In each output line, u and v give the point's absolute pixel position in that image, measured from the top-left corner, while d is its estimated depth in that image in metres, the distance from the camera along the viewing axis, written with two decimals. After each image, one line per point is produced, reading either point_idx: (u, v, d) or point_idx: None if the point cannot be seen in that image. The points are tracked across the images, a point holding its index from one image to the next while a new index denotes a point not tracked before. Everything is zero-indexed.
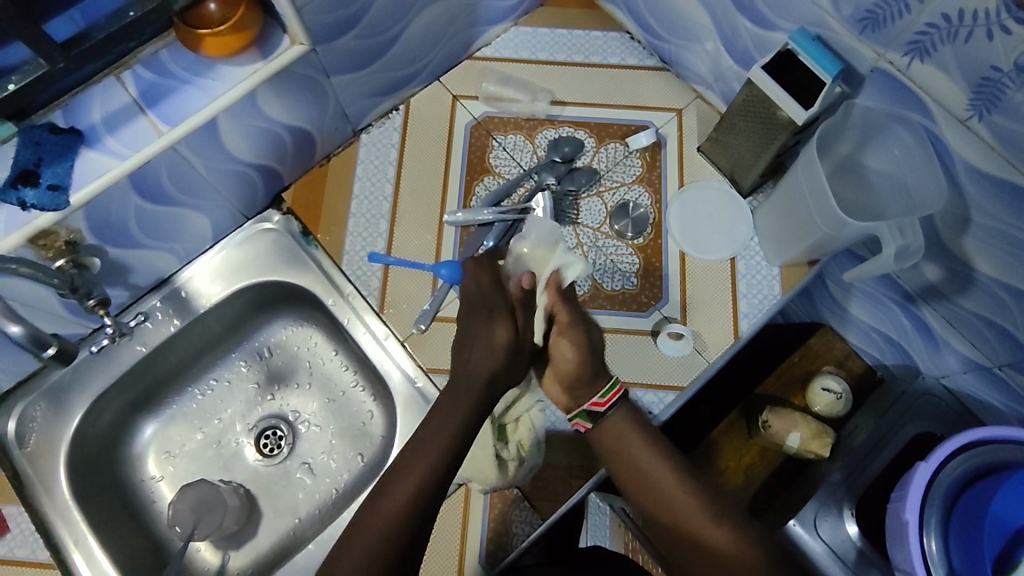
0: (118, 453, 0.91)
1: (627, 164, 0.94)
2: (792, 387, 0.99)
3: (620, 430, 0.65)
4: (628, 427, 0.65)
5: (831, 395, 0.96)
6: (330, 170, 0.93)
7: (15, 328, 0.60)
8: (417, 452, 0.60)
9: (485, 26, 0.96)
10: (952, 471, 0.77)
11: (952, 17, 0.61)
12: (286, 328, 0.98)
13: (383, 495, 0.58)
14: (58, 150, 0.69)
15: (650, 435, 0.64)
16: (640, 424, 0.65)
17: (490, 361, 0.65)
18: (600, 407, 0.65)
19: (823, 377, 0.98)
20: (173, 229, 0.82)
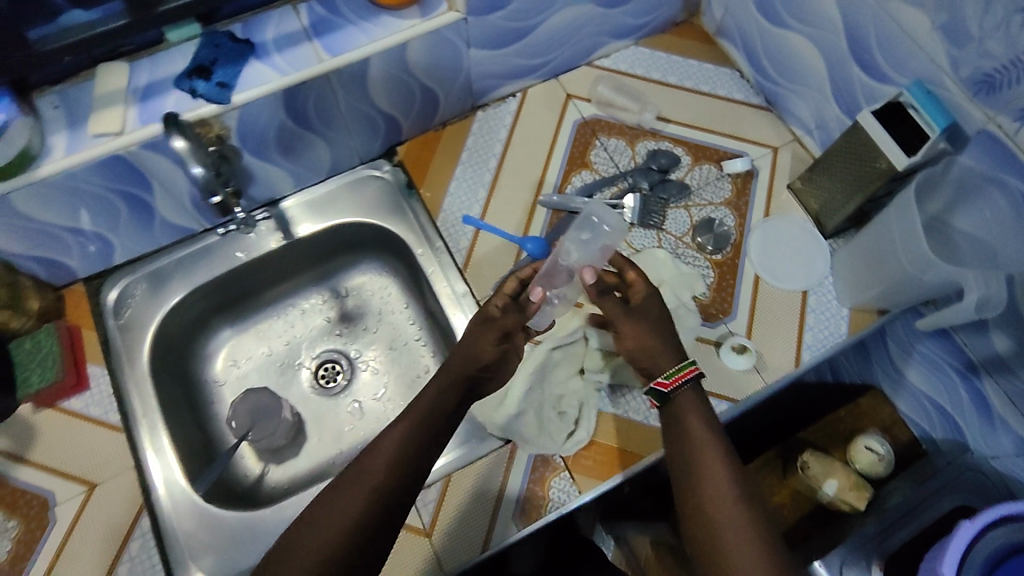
0: (193, 349, 0.96)
1: (717, 185, 0.99)
2: (834, 442, 0.98)
3: (684, 405, 0.69)
4: (694, 408, 0.69)
5: (872, 455, 0.95)
6: (443, 136, 1.01)
7: (198, 171, 0.66)
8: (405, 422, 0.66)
9: (611, 38, 1.04)
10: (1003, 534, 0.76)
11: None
12: (367, 273, 1.04)
13: (349, 491, 0.61)
14: (232, 56, 0.78)
15: (713, 421, 0.67)
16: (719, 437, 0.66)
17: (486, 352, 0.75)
18: (665, 386, 0.70)
19: (867, 436, 0.96)
20: (300, 154, 0.90)
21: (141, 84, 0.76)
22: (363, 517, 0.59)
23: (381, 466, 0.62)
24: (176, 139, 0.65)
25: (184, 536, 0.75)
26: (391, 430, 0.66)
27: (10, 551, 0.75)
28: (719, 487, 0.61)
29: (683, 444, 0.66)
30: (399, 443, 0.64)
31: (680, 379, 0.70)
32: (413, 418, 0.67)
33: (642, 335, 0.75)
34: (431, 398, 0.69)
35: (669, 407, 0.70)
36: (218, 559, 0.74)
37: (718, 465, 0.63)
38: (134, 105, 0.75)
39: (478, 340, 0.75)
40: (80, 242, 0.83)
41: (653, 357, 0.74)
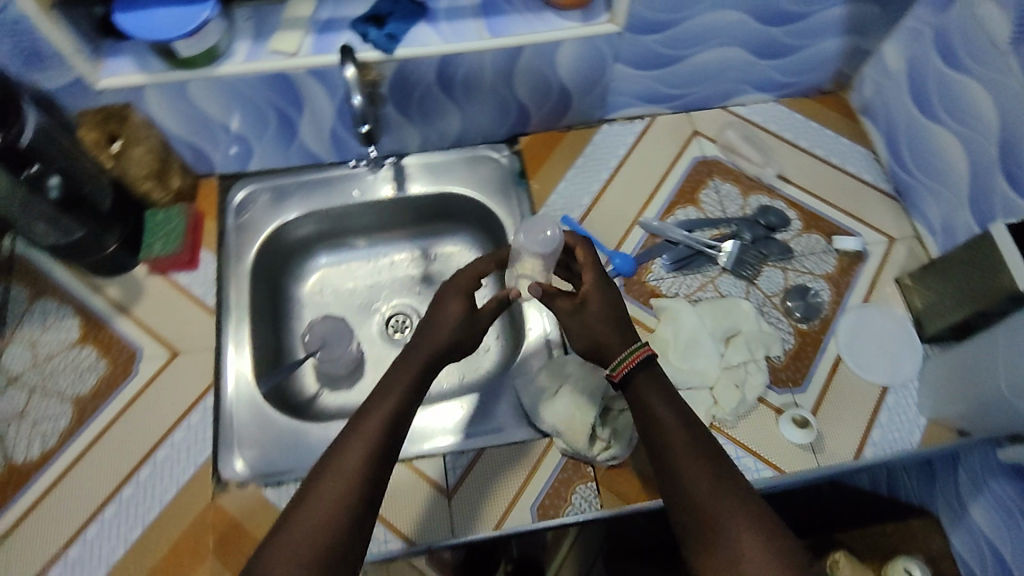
0: (289, 266, 1.03)
1: (822, 257, 0.97)
2: (873, 552, 0.93)
3: (643, 386, 0.66)
4: (652, 386, 0.66)
5: None
6: (565, 139, 1.04)
7: (358, 100, 0.77)
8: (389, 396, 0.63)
9: (752, 89, 1.05)
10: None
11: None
12: (459, 245, 1.09)
13: (320, 485, 0.57)
14: (407, 15, 0.85)
15: (673, 399, 0.65)
16: (675, 409, 0.64)
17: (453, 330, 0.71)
18: (614, 377, 0.68)
19: (907, 558, 0.88)
20: (434, 117, 0.96)
21: (322, 18, 0.84)
22: (338, 509, 0.56)
23: (353, 456, 0.59)
24: (349, 68, 0.76)
25: (241, 423, 0.81)
26: (363, 418, 0.62)
27: (92, 387, 0.82)
28: (696, 481, 0.59)
29: (653, 437, 0.64)
30: (371, 431, 0.60)
31: (634, 364, 0.67)
32: (388, 402, 0.63)
33: (586, 327, 0.72)
34: (402, 381, 0.65)
35: (627, 389, 0.67)
36: (262, 452, 0.79)
37: (690, 451, 0.61)
38: (310, 34, 0.83)
39: (450, 316, 0.72)
40: (225, 141, 0.92)
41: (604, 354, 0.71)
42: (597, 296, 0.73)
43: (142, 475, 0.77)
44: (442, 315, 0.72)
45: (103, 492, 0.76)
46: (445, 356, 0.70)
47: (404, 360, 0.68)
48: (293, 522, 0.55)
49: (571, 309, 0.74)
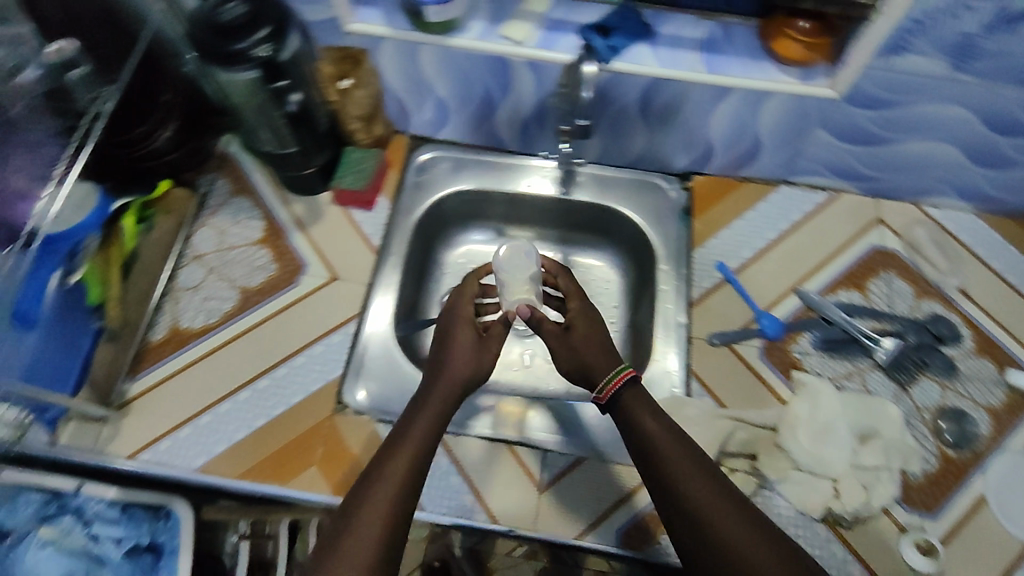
0: (443, 233, 1.08)
1: (989, 387, 0.89)
2: None
3: (632, 405, 0.73)
4: (645, 403, 0.72)
5: None
6: (742, 188, 1.02)
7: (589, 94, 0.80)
8: (412, 432, 0.68)
9: (954, 193, 0.99)
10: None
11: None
12: (603, 261, 1.09)
13: (361, 509, 0.60)
14: (631, 32, 0.86)
15: (664, 417, 0.71)
16: (653, 407, 0.72)
17: (467, 361, 0.76)
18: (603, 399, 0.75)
19: None
20: (620, 134, 0.98)
21: (552, 16, 0.86)
22: (379, 530, 0.59)
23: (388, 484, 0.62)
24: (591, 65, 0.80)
25: (375, 359, 0.88)
26: (395, 445, 0.67)
27: (259, 284, 0.92)
28: (697, 492, 0.64)
29: (647, 454, 0.68)
30: (403, 460, 0.64)
31: (618, 386, 0.74)
32: (416, 434, 0.67)
33: (576, 349, 0.81)
34: (429, 416, 0.70)
35: (619, 411, 0.74)
36: (382, 388, 0.86)
37: (678, 454, 0.67)
38: (538, 29, 0.86)
39: (466, 355, 0.77)
40: (428, 105, 0.98)
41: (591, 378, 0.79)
42: (590, 326, 0.83)
43: (277, 373, 0.86)
44: (457, 329, 0.81)
45: (243, 376, 0.86)
46: (464, 391, 0.75)
47: (431, 395, 0.72)
48: (342, 545, 0.58)
49: (558, 330, 0.85)
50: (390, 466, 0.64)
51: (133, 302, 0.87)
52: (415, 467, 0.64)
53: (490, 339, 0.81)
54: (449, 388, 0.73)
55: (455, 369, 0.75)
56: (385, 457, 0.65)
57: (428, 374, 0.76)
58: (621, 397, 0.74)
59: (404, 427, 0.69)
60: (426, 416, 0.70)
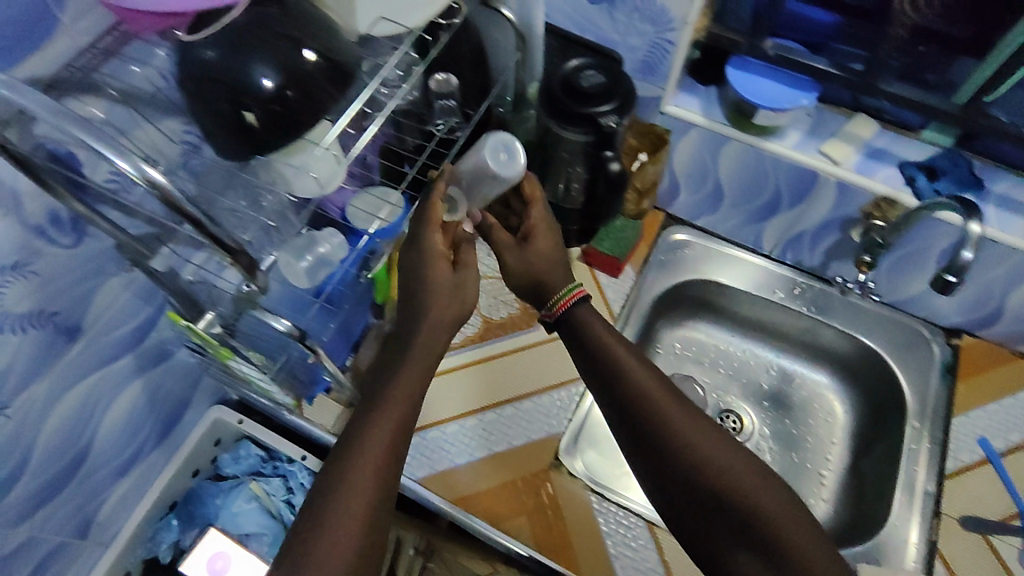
0: (669, 310, 1.04)
1: None
2: None
3: (587, 321, 0.76)
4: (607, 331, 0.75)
5: None
6: (1016, 362, 0.93)
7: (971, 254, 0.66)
8: (385, 415, 0.61)
9: None
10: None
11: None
12: (830, 389, 1.01)
13: (355, 460, 0.57)
14: (960, 179, 0.80)
15: (632, 351, 0.74)
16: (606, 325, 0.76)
17: (450, 307, 0.68)
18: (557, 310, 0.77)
19: None
20: (899, 274, 0.91)
21: (875, 144, 0.84)
22: (371, 494, 0.56)
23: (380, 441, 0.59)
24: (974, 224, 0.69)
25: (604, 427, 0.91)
26: (381, 394, 0.62)
27: (502, 319, 0.95)
28: (645, 388, 0.70)
29: (618, 391, 0.71)
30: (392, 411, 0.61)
31: (571, 305, 0.76)
32: (404, 385, 0.63)
33: (534, 257, 0.78)
34: (420, 352, 0.66)
35: (574, 328, 0.76)
36: (601, 458, 0.88)
37: (671, 407, 0.68)
38: (860, 153, 0.83)
39: (452, 291, 0.68)
40: (702, 192, 0.97)
41: (539, 295, 0.79)
42: (541, 219, 0.79)
43: (504, 410, 0.89)
44: (436, 265, 0.68)
45: (473, 403, 0.89)
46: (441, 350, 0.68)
47: (422, 325, 0.67)
48: (321, 536, 0.53)
49: (513, 245, 0.79)
50: (356, 454, 0.58)
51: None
52: (409, 408, 0.62)
53: (470, 273, 0.71)
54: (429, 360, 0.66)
55: (439, 343, 0.67)
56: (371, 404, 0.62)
57: (404, 304, 0.69)
58: (571, 308, 0.76)
59: (368, 415, 0.61)
60: (396, 399, 0.62)
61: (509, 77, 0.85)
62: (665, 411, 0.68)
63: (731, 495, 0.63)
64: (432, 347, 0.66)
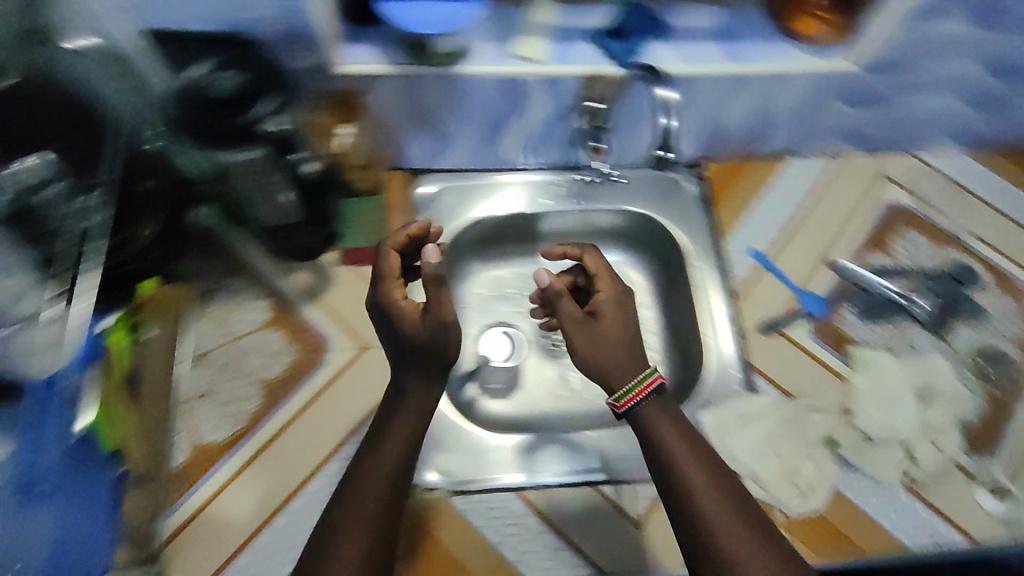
0: (453, 265, 0.99)
1: (1015, 320, 0.93)
2: None
3: (654, 420, 0.67)
4: (659, 417, 0.67)
5: None
6: (752, 167, 1.02)
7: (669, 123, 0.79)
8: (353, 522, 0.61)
9: (945, 138, 1.02)
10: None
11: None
12: (621, 264, 1.05)
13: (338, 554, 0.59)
14: (645, 31, 0.82)
15: (687, 436, 0.66)
16: (667, 412, 0.68)
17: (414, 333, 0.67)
18: (642, 393, 0.67)
19: None
20: (635, 132, 0.94)
21: (558, 24, 0.81)
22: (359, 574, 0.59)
23: (367, 497, 0.62)
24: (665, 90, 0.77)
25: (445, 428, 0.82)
26: (357, 469, 0.65)
27: (280, 374, 0.81)
28: (681, 462, 0.64)
29: (664, 474, 0.65)
30: (374, 469, 0.64)
31: (642, 397, 0.67)
32: (389, 444, 0.65)
33: (599, 334, 0.71)
34: (393, 437, 0.66)
35: (641, 424, 0.67)
36: (449, 458, 0.80)
37: (720, 510, 0.61)
38: (549, 41, 0.80)
39: (412, 328, 0.67)
40: (422, 137, 0.89)
41: (594, 358, 0.70)
42: (611, 311, 0.74)
43: (328, 469, 0.76)
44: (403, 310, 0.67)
45: (296, 478, 0.76)
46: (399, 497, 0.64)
47: (387, 435, 0.66)
48: None
49: (582, 318, 0.74)
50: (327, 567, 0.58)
51: (142, 427, 0.74)
52: (383, 508, 0.62)
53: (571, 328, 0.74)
54: (380, 481, 0.63)
55: (394, 441, 0.66)
56: (365, 464, 0.65)
57: (374, 418, 0.68)
58: (639, 406, 0.67)
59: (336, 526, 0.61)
60: (361, 513, 0.61)
61: (130, 131, 0.77)
62: (700, 489, 0.62)
63: (722, 547, 0.59)
64: (395, 443, 0.66)
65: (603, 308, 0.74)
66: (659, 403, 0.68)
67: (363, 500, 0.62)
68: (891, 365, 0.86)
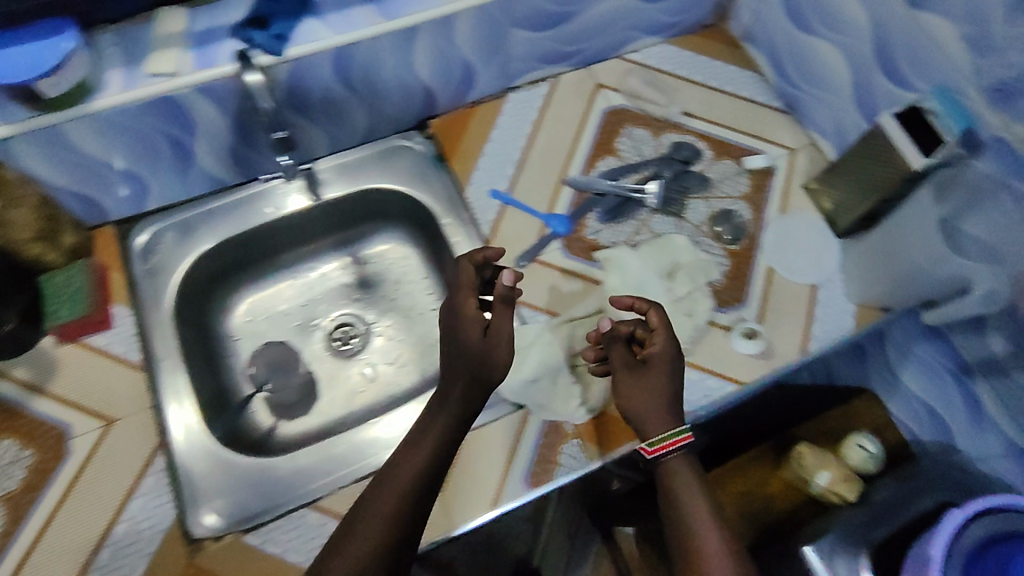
0: (213, 301, 0.99)
1: (736, 180, 1.02)
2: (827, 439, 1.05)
3: (677, 473, 0.71)
4: (686, 476, 0.71)
5: (863, 453, 1.02)
6: (476, 112, 1.04)
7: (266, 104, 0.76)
8: (366, 534, 0.65)
9: (641, 34, 1.08)
10: (981, 525, 0.83)
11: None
12: (388, 243, 1.07)
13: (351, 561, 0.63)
14: (290, 11, 0.79)
15: (703, 490, 0.70)
16: (696, 474, 0.72)
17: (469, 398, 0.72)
18: (681, 440, 0.72)
19: (858, 436, 1.03)
20: (341, 116, 0.92)
21: (198, 29, 0.79)
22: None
23: (406, 475, 0.69)
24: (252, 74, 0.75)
25: (213, 475, 0.79)
26: (376, 490, 0.68)
27: (22, 481, 0.78)
28: (694, 527, 0.68)
29: (681, 529, 0.68)
30: (418, 452, 0.70)
31: (665, 451, 0.72)
32: (411, 461, 0.70)
33: (638, 404, 0.74)
34: (414, 460, 0.70)
35: (661, 474, 0.72)
36: (226, 501, 0.78)
37: (718, 554, 0.66)
38: (189, 49, 0.78)
39: (432, 434, 0.71)
40: (112, 180, 0.86)
41: (637, 416, 0.74)
42: (658, 374, 0.75)
43: (102, 554, 0.75)
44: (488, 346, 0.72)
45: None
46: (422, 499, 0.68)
47: (397, 469, 0.69)
48: None
49: (632, 363, 0.77)
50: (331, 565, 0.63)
51: None
52: (394, 521, 0.66)
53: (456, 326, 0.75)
54: (398, 497, 0.67)
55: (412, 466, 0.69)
56: (414, 447, 0.71)
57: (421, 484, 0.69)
58: (666, 458, 0.72)
59: (348, 533, 0.65)
60: (371, 519, 0.65)
61: None
62: (706, 539, 0.67)
63: (696, 564, 0.66)
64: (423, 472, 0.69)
65: (652, 373, 0.75)
66: (688, 461, 0.73)
67: (376, 509, 0.66)
68: (636, 256, 0.93)
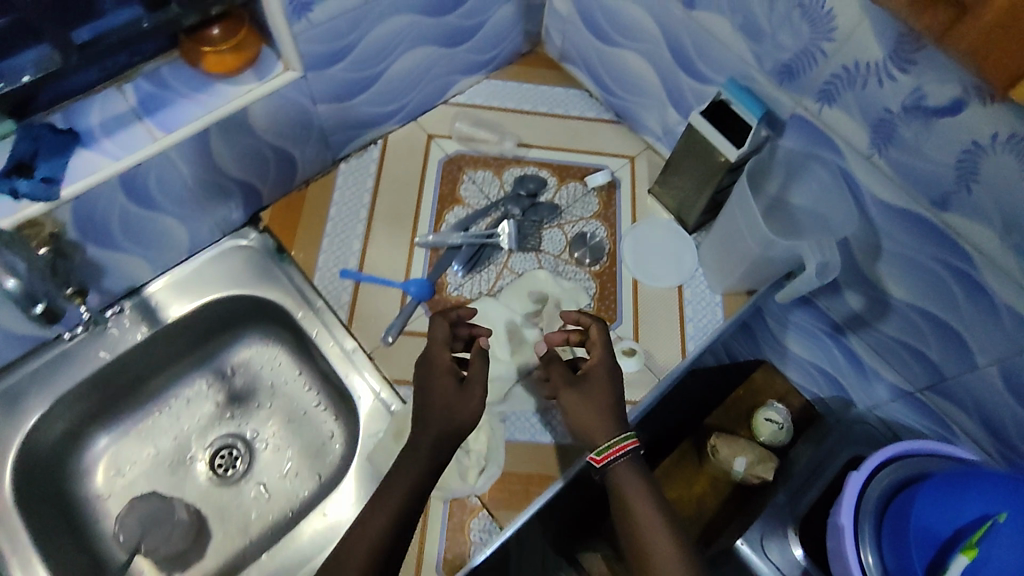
0: (65, 467, 0.89)
1: (585, 201, 1.02)
2: (738, 420, 1.08)
3: (625, 476, 0.71)
4: (633, 477, 0.71)
5: (773, 424, 1.06)
6: (309, 194, 0.99)
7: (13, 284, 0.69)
8: None
9: (459, 77, 1.07)
10: (901, 467, 0.85)
11: (895, 110, 0.70)
12: (252, 347, 1.00)
13: None
14: (56, 146, 0.73)
15: (652, 488, 0.70)
16: (645, 476, 0.71)
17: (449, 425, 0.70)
18: (627, 446, 0.71)
19: (764, 409, 1.08)
20: (154, 237, 0.85)
21: None
22: None
23: (372, 533, 0.65)
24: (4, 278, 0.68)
25: None
26: (347, 544, 0.65)
27: None
28: (646, 526, 0.67)
29: (631, 531, 0.68)
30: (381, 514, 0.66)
31: (619, 454, 0.71)
32: (381, 509, 0.66)
33: (585, 415, 0.74)
34: (384, 507, 0.66)
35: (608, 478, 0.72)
36: None
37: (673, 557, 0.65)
38: None
39: (408, 478, 0.68)
40: None
41: (584, 430, 0.75)
42: (602, 376, 0.77)
43: None
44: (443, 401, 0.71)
45: None
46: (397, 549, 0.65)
47: (370, 514, 0.67)
48: None
49: (574, 377, 0.78)
50: None
51: None
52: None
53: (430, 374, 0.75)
54: (366, 554, 0.64)
55: (389, 516, 0.66)
56: (382, 502, 0.67)
57: (397, 529, 0.65)
58: (611, 462, 0.71)
59: None
60: None
61: None
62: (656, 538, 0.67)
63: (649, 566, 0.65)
64: (387, 520, 0.66)
65: (597, 375, 0.77)
66: (635, 460, 0.72)
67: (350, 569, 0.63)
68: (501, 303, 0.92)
